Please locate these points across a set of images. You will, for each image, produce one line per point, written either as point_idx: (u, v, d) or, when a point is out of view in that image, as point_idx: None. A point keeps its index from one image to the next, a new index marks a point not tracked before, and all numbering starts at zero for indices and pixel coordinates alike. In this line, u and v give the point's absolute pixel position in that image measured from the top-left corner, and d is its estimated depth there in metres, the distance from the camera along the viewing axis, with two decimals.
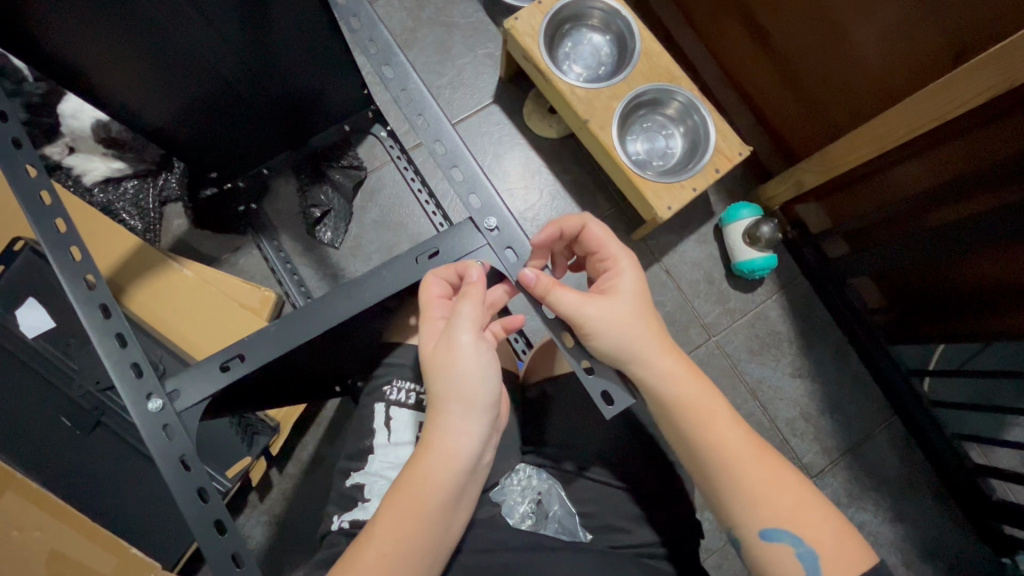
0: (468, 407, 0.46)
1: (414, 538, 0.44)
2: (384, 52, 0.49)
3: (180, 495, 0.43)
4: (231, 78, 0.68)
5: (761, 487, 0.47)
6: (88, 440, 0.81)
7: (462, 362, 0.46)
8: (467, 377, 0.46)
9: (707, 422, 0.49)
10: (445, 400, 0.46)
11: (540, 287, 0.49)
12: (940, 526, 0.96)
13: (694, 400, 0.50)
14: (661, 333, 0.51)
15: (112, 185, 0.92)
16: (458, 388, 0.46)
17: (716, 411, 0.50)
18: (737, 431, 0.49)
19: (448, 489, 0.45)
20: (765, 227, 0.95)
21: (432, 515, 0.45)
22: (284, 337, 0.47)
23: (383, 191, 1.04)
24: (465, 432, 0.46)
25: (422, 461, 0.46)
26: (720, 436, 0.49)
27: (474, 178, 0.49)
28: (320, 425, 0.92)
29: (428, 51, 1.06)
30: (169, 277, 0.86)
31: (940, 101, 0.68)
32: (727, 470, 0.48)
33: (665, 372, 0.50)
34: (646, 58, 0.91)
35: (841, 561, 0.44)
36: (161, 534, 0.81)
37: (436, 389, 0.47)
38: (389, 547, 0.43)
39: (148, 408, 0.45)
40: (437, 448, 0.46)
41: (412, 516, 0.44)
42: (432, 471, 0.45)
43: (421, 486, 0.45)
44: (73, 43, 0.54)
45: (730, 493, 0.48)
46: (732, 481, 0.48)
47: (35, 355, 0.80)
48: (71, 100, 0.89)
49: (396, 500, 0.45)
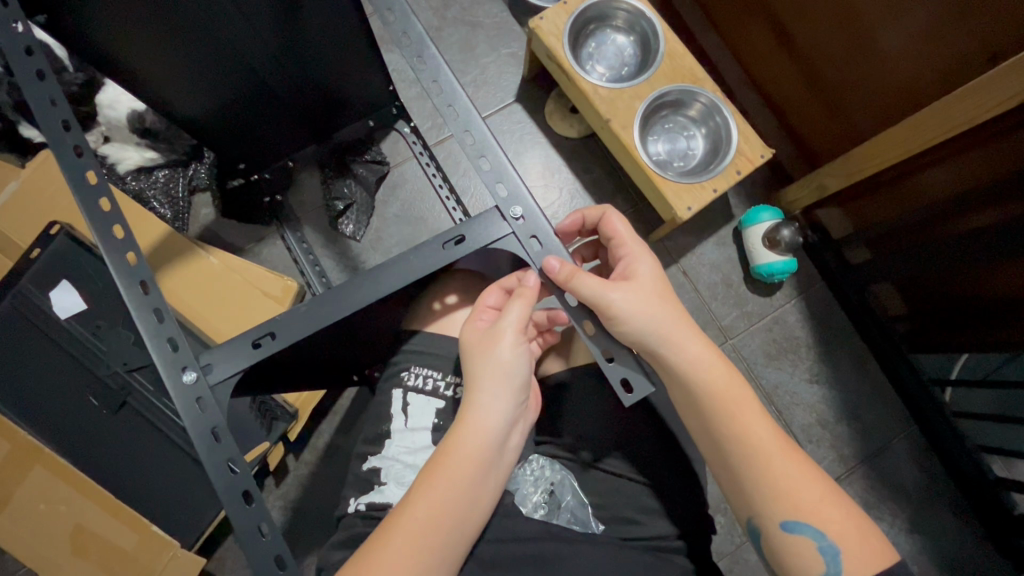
0: (502, 389, 0.50)
1: (446, 512, 0.47)
2: (417, 45, 0.51)
3: (210, 466, 0.45)
4: (263, 71, 0.70)
5: (785, 480, 0.48)
6: (114, 419, 0.83)
7: (499, 348, 0.50)
8: (502, 362, 0.50)
9: (730, 412, 0.50)
10: (482, 380, 0.50)
11: (562, 274, 0.49)
12: (959, 539, 0.95)
13: (716, 391, 0.50)
14: (686, 325, 0.52)
15: (144, 174, 0.95)
16: (494, 372, 0.50)
17: (743, 401, 0.50)
18: (762, 420, 0.50)
19: (479, 469, 0.49)
20: (786, 231, 0.95)
21: (464, 490, 0.48)
22: (313, 318, 0.48)
23: (404, 187, 1.06)
24: (493, 411, 0.50)
25: (459, 434, 0.49)
26: (743, 427, 0.49)
27: (501, 168, 0.50)
28: (337, 414, 0.93)
29: (453, 50, 1.07)
30: (195, 263, 0.89)
31: (968, 106, 0.68)
32: (747, 458, 0.49)
33: (684, 362, 0.50)
34: (669, 59, 0.91)
35: (863, 557, 0.45)
36: (181, 513, 0.84)
37: (473, 375, 0.51)
38: (427, 515, 0.46)
39: (184, 379, 0.46)
40: (469, 428, 0.49)
41: (447, 491, 0.47)
42: (466, 444, 0.49)
43: (456, 463, 0.48)
44: (112, 29, 0.55)
45: (752, 481, 0.49)
46: (757, 470, 0.48)
47: (68, 336, 0.83)
48: (110, 90, 0.93)
49: (432, 475, 0.48)
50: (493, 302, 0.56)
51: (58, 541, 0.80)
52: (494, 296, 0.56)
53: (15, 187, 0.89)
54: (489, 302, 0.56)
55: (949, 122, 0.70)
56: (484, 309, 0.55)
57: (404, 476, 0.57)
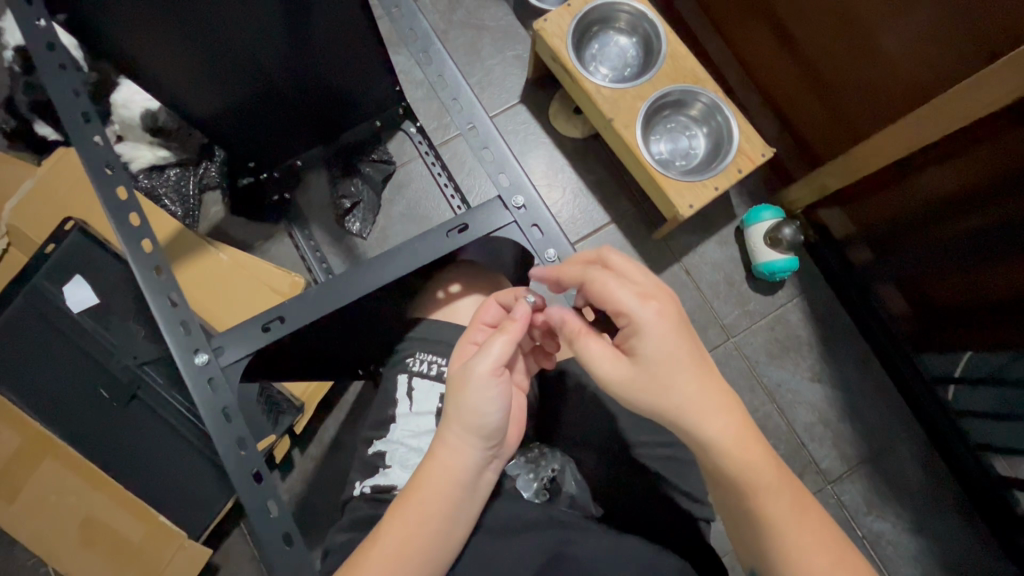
0: (473, 430, 0.49)
1: (414, 552, 0.47)
2: (423, 40, 0.52)
3: (221, 444, 0.47)
4: (275, 71, 0.72)
5: (803, 548, 0.43)
6: (124, 412, 0.84)
7: (473, 389, 0.49)
8: (474, 404, 0.49)
9: (746, 484, 0.45)
10: (450, 419, 0.50)
11: (568, 330, 0.51)
12: (963, 539, 0.94)
13: (733, 464, 0.45)
14: (712, 397, 0.46)
15: (156, 173, 0.97)
16: (466, 414, 0.49)
17: (762, 474, 0.45)
18: (780, 492, 0.45)
19: (446, 510, 0.49)
20: (787, 229, 0.96)
21: (429, 532, 0.48)
22: (319, 302, 0.49)
23: (410, 185, 1.09)
24: (461, 451, 0.49)
25: (425, 474, 0.49)
26: (756, 477, 0.45)
27: (503, 159, 0.52)
28: (342, 409, 0.94)
29: (459, 52, 1.09)
30: (205, 259, 0.90)
31: (967, 103, 0.68)
32: (763, 513, 0.44)
33: (698, 434, 0.46)
34: (671, 59, 0.93)
35: None
36: (189, 504, 0.85)
37: (447, 412, 0.50)
38: (390, 557, 0.46)
39: (195, 361, 0.48)
40: (437, 466, 0.49)
41: (412, 532, 0.47)
42: (433, 484, 0.49)
43: (423, 503, 0.48)
44: (133, 28, 0.57)
45: (771, 533, 0.44)
46: (771, 546, 0.44)
47: (80, 329, 0.84)
48: (124, 89, 0.95)
49: (400, 513, 0.48)
50: (486, 318, 0.56)
51: (66, 531, 0.82)
52: (489, 312, 0.56)
53: (31, 185, 0.91)
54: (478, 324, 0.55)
55: (949, 119, 0.71)
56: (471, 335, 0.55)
57: (408, 459, 0.58)
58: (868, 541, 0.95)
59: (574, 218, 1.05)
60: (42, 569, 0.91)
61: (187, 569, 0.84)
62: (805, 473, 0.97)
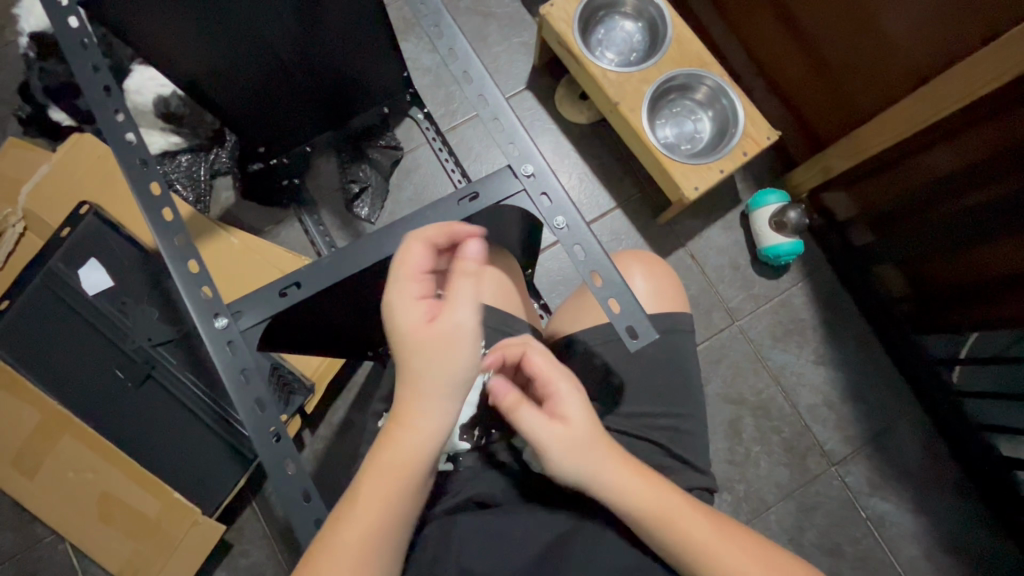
0: (437, 400, 0.43)
1: (388, 524, 0.43)
2: (433, 15, 0.53)
3: (239, 404, 0.48)
4: (286, 55, 0.73)
5: (725, 555, 0.47)
6: (139, 390, 0.86)
7: (433, 357, 0.42)
8: (437, 372, 0.42)
9: (659, 524, 0.47)
10: (424, 380, 0.42)
11: (506, 403, 0.47)
12: (967, 521, 0.95)
13: (644, 512, 0.47)
14: (627, 462, 0.48)
15: (169, 158, 0.99)
16: (428, 385, 0.42)
17: (669, 506, 0.48)
18: (691, 511, 0.48)
19: (409, 486, 0.44)
20: (792, 213, 0.96)
21: (397, 512, 0.43)
22: (335, 268, 0.51)
23: (417, 171, 1.09)
24: (439, 417, 0.43)
25: (397, 442, 0.43)
26: (680, 520, 0.48)
27: (513, 129, 0.52)
28: (351, 390, 0.96)
29: (465, 39, 1.10)
30: (216, 243, 0.92)
31: (970, 81, 0.69)
32: (705, 557, 0.47)
33: (611, 486, 0.47)
34: (677, 44, 0.93)
35: None
36: (201, 482, 0.86)
37: (414, 371, 0.43)
38: (357, 547, 0.42)
39: (215, 324, 0.49)
40: (412, 433, 0.43)
41: (377, 515, 0.43)
42: (408, 453, 0.43)
43: (385, 484, 0.43)
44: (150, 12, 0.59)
45: (716, 572, 0.47)
46: (701, 565, 0.47)
47: (96, 311, 0.86)
48: (137, 75, 0.96)
49: (361, 497, 0.43)
50: (421, 266, 0.45)
51: (85, 506, 0.85)
52: (422, 260, 0.45)
53: (47, 170, 0.93)
54: (418, 272, 0.44)
55: (952, 97, 0.71)
56: (414, 287, 0.44)
57: None
58: (872, 522, 0.96)
59: (579, 203, 1.06)
60: (60, 545, 0.93)
61: (201, 544, 0.86)
62: (809, 455, 0.98)
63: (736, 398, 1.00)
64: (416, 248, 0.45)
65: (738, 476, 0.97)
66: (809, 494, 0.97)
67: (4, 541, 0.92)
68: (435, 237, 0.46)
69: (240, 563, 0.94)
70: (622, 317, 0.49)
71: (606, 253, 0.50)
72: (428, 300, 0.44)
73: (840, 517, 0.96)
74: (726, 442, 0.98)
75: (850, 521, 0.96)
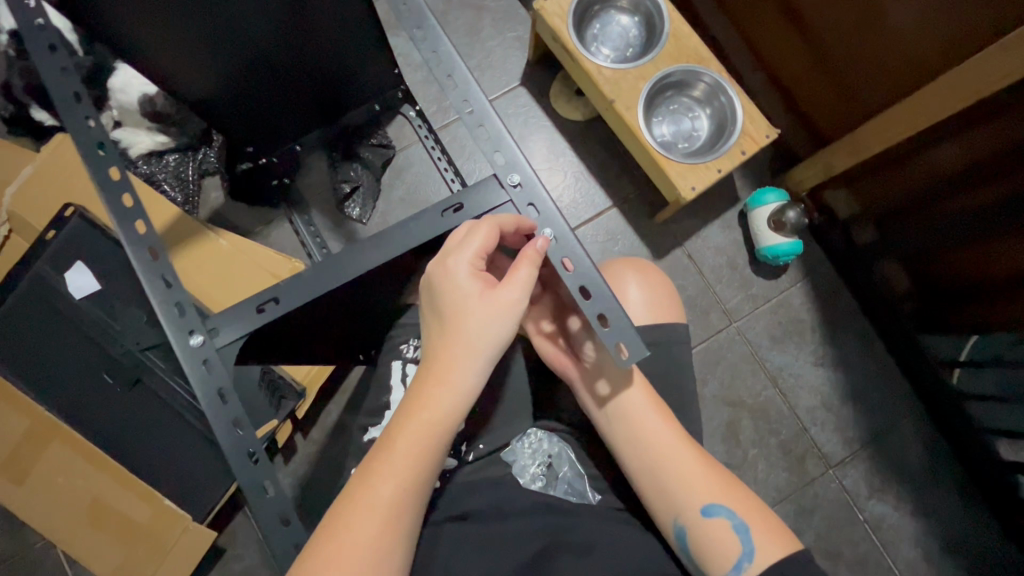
0: (480, 363, 0.48)
1: (419, 476, 0.47)
2: (416, 16, 0.51)
3: (217, 426, 0.46)
4: (271, 50, 0.70)
5: (691, 469, 0.55)
6: (127, 396, 0.84)
7: (480, 321, 0.47)
8: (484, 336, 0.47)
9: (636, 426, 0.56)
10: (466, 342, 0.47)
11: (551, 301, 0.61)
12: (965, 523, 0.94)
13: (632, 409, 0.57)
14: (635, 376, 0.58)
15: (155, 158, 0.97)
16: (474, 347, 0.47)
17: (646, 415, 0.57)
18: (666, 425, 0.57)
19: (442, 444, 0.48)
20: (792, 213, 0.94)
21: (430, 468, 0.48)
22: (314, 283, 0.49)
23: (410, 170, 1.08)
24: (472, 379, 0.48)
25: (432, 398, 0.47)
26: (649, 432, 0.56)
27: (499, 136, 0.51)
28: (343, 393, 0.95)
29: (458, 34, 1.07)
30: (206, 246, 0.90)
31: (970, 83, 0.67)
32: (658, 463, 0.55)
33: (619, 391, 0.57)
34: (675, 39, 0.91)
35: (767, 530, 0.52)
36: (192, 488, 0.85)
37: (460, 333, 0.47)
38: (391, 498, 0.46)
39: (191, 342, 0.47)
40: (446, 391, 0.47)
41: (413, 470, 0.47)
42: (440, 408, 0.47)
43: (421, 442, 0.47)
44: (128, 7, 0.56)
45: (666, 478, 0.55)
46: (669, 470, 0.55)
47: (82, 315, 0.85)
48: (121, 75, 0.94)
49: (398, 453, 0.47)
50: (483, 245, 0.48)
51: (76, 512, 0.84)
52: (488, 241, 0.48)
53: (30, 172, 0.91)
54: (478, 251, 0.48)
55: (951, 101, 0.70)
56: (473, 263, 0.48)
57: None
58: (870, 525, 0.95)
59: (575, 202, 1.04)
60: (52, 551, 0.93)
61: (194, 547, 0.85)
62: (807, 458, 0.97)
63: (734, 400, 0.99)
64: (485, 229, 0.48)
65: None
66: (807, 496, 0.96)
67: None
68: (504, 224, 0.49)
69: (233, 567, 0.93)
70: (612, 334, 0.47)
71: (596, 269, 0.49)
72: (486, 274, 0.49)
73: (838, 520, 0.95)
74: (723, 444, 0.97)
75: (848, 523, 0.95)
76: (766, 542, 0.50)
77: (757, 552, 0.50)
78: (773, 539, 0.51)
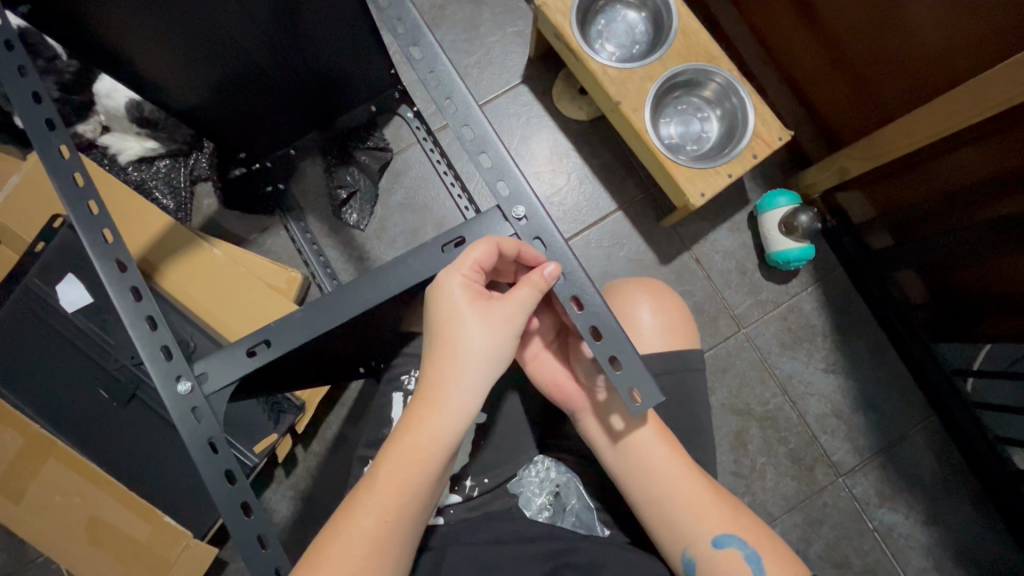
0: (471, 384, 0.44)
1: (406, 508, 0.44)
2: (412, 32, 0.48)
3: (208, 476, 0.46)
4: (262, 57, 0.67)
5: (701, 497, 0.53)
6: (123, 412, 0.83)
7: (473, 338, 0.45)
8: (479, 356, 0.44)
9: (644, 456, 0.54)
10: (460, 364, 0.44)
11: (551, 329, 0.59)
12: (976, 531, 0.93)
13: (638, 438, 0.54)
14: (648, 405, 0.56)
15: (146, 164, 0.94)
16: (466, 366, 0.44)
17: (655, 446, 0.54)
18: (676, 456, 0.54)
19: (433, 472, 0.44)
20: (803, 217, 0.91)
21: (416, 498, 0.44)
22: (309, 324, 0.48)
23: (408, 173, 1.05)
24: (464, 404, 0.44)
25: (422, 422, 0.44)
26: (656, 461, 0.54)
27: (502, 164, 0.48)
28: (344, 405, 0.93)
29: (456, 29, 1.03)
30: (200, 257, 0.87)
31: (986, 96, 0.65)
32: (666, 494, 0.53)
33: (632, 420, 0.55)
34: (683, 36, 0.87)
35: (779, 562, 0.50)
36: (192, 506, 0.84)
37: (455, 355, 0.45)
38: (371, 530, 0.42)
39: (178, 389, 0.47)
40: (436, 415, 0.44)
41: (397, 501, 0.43)
42: (431, 434, 0.44)
43: (408, 468, 0.43)
44: (110, 19, 0.53)
45: (674, 509, 0.53)
46: (678, 499, 0.53)
47: (75, 330, 0.82)
48: (105, 79, 0.89)
49: (382, 481, 0.43)
50: (480, 259, 0.45)
51: (73, 532, 0.82)
52: (485, 254, 0.45)
53: (17, 181, 0.87)
54: (475, 264, 0.45)
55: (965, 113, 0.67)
56: (468, 275, 0.45)
57: None
58: (880, 533, 0.94)
59: (579, 205, 1.01)
60: (54, 565, 0.92)
61: (195, 566, 0.83)
62: (816, 466, 0.96)
63: (743, 408, 0.97)
64: (485, 247, 0.45)
65: (743, 489, 0.95)
66: (816, 505, 0.94)
67: None
68: (504, 244, 0.47)
69: None
70: (626, 377, 0.46)
71: (606, 307, 0.48)
72: (481, 288, 0.46)
73: (847, 529, 0.94)
74: (730, 453, 0.96)
75: (857, 532, 0.94)
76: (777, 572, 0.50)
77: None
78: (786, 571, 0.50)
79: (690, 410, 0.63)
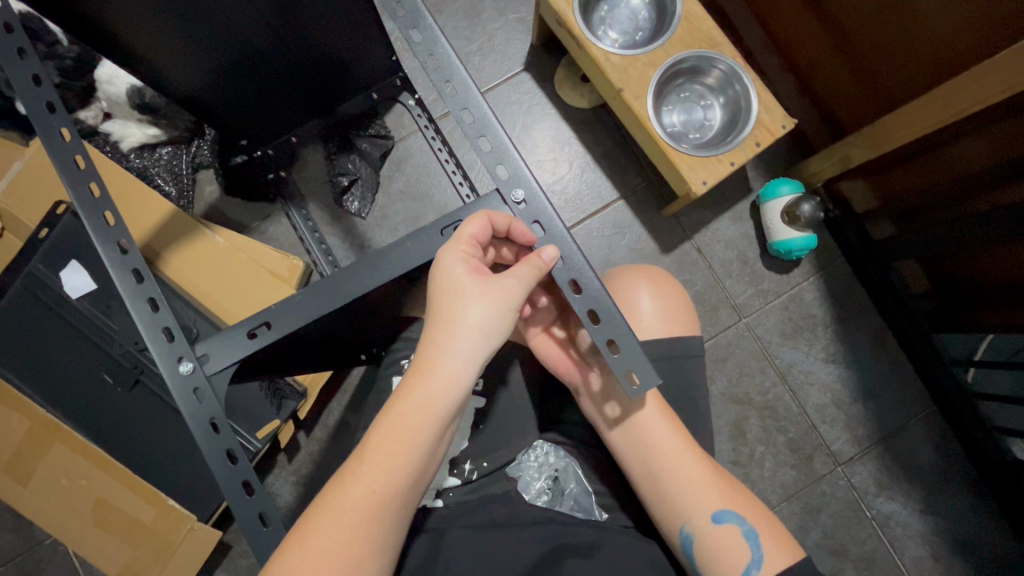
0: (465, 355, 0.44)
1: (398, 479, 0.44)
2: (411, 14, 0.48)
3: (210, 456, 0.47)
4: (263, 43, 0.66)
5: (704, 479, 0.53)
6: (128, 397, 0.83)
7: (467, 308, 0.45)
8: (472, 328, 0.44)
9: (647, 438, 0.54)
10: (453, 335, 0.44)
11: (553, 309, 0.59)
12: (974, 521, 0.93)
13: (640, 418, 0.55)
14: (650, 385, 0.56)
15: (147, 151, 0.94)
16: (459, 338, 0.44)
17: (656, 429, 0.55)
18: (677, 435, 0.55)
19: (425, 443, 0.44)
20: (807, 205, 0.93)
21: (406, 470, 0.44)
22: (308, 307, 0.48)
23: (410, 161, 1.05)
24: (457, 375, 0.44)
25: (413, 392, 0.44)
26: (653, 442, 0.54)
27: (502, 148, 0.49)
28: (346, 392, 0.94)
29: (457, 16, 1.02)
30: (202, 243, 0.87)
31: (993, 81, 0.64)
32: (664, 476, 0.54)
33: (636, 401, 0.55)
34: (686, 22, 0.86)
35: (776, 541, 0.51)
36: (196, 490, 0.84)
37: (449, 327, 0.45)
38: (361, 501, 0.42)
39: (180, 370, 0.47)
40: (428, 385, 0.44)
41: (388, 470, 0.43)
42: (423, 404, 0.44)
43: (398, 437, 0.44)
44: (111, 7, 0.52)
45: (674, 492, 0.53)
46: (676, 478, 0.53)
47: (80, 316, 0.83)
48: (107, 65, 0.89)
49: (373, 451, 0.43)
50: (476, 234, 0.47)
51: (81, 514, 0.83)
52: (481, 229, 0.47)
53: (19, 167, 0.87)
54: (471, 238, 0.47)
55: (969, 100, 0.67)
56: (465, 248, 0.46)
57: None
58: (878, 522, 0.94)
59: (581, 194, 1.01)
60: (61, 547, 0.94)
61: (199, 548, 0.84)
62: (815, 456, 0.96)
63: (743, 398, 0.97)
64: (480, 224, 0.47)
65: (742, 477, 0.95)
66: (814, 494, 0.95)
67: (6, 543, 0.94)
68: (497, 220, 0.48)
69: (240, 563, 0.94)
70: (622, 360, 0.46)
71: (604, 291, 0.48)
72: (479, 261, 0.47)
73: (845, 517, 0.94)
74: (729, 443, 0.96)
75: (855, 520, 0.94)
76: (773, 548, 0.50)
77: (765, 560, 0.50)
78: (780, 550, 0.50)
79: (689, 397, 0.63)
